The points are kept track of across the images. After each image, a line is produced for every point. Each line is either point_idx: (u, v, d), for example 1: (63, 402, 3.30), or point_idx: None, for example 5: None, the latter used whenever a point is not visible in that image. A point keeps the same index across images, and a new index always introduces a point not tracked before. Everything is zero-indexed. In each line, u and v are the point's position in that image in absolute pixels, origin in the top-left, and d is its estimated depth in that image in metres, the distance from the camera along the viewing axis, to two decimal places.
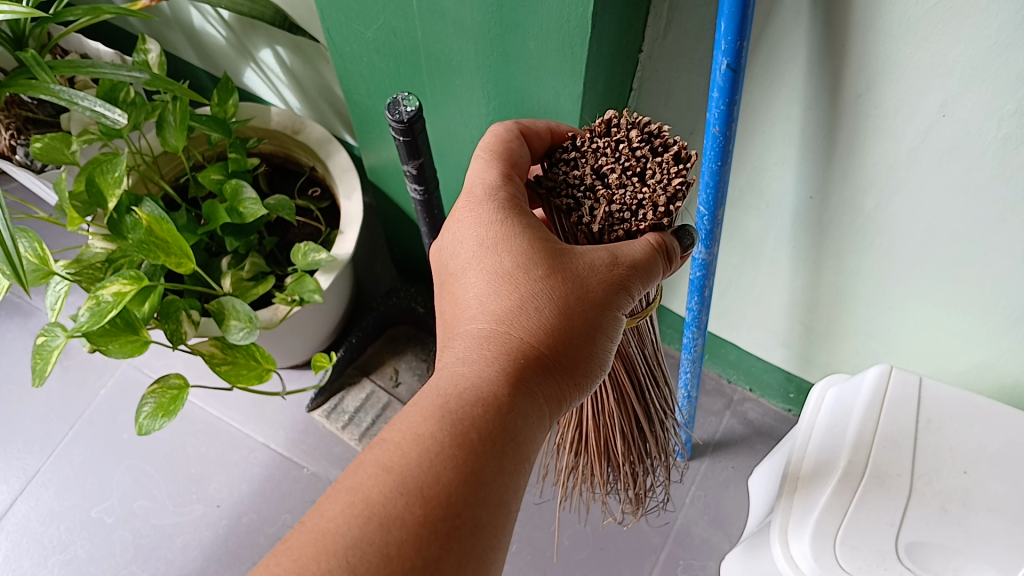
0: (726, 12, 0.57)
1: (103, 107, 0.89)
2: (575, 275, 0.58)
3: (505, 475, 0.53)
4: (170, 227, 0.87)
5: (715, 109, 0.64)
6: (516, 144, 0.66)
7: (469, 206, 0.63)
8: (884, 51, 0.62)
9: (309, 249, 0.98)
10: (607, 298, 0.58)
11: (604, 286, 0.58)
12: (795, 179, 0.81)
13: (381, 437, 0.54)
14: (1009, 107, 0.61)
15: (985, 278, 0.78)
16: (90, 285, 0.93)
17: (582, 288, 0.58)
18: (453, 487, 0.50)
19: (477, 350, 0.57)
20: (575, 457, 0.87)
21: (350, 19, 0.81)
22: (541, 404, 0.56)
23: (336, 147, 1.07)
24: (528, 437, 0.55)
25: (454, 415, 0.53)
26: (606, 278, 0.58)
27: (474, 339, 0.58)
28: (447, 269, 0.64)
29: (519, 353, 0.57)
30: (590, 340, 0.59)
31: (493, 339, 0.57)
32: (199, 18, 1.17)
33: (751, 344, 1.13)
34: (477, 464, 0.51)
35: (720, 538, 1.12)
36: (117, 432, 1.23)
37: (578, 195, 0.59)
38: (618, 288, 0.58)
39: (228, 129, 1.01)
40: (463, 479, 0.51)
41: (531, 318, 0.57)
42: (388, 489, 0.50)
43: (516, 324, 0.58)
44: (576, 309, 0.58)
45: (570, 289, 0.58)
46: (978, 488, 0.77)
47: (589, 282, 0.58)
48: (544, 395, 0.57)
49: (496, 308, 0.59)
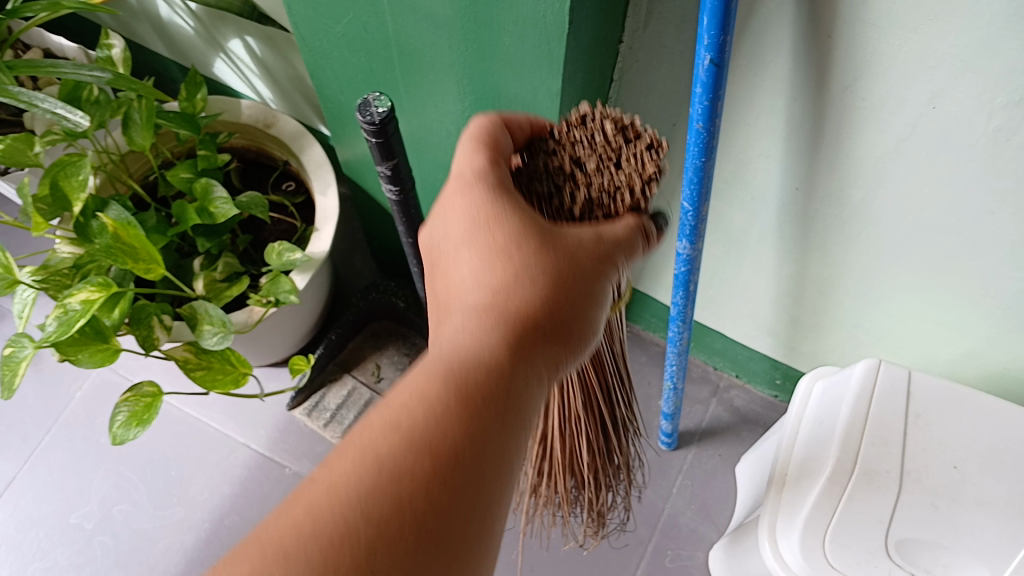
0: (709, 6, 0.54)
1: (64, 109, 0.85)
2: (569, 246, 0.55)
3: (495, 455, 0.49)
4: (138, 232, 0.84)
5: (698, 105, 0.62)
6: (501, 129, 0.60)
7: (462, 179, 0.58)
8: (871, 43, 0.61)
9: (283, 249, 0.95)
10: (594, 275, 0.55)
11: (591, 263, 0.55)
12: (780, 171, 0.79)
13: (368, 416, 0.50)
14: (1000, 99, 0.59)
15: (974, 268, 0.76)
16: (57, 293, 0.89)
17: (572, 265, 0.54)
18: (441, 473, 0.47)
19: (469, 328, 0.53)
20: (538, 467, 0.85)
21: (319, 14, 0.78)
22: (533, 382, 0.53)
23: (310, 142, 1.04)
24: (521, 415, 0.52)
25: (449, 393, 0.49)
26: (593, 255, 0.55)
27: (467, 309, 0.54)
28: (437, 249, 0.59)
29: (512, 331, 0.53)
30: (584, 305, 0.56)
31: (487, 316, 0.53)
32: (165, 8, 1.14)
33: (736, 333, 1.12)
34: (481, 429, 0.49)
35: (707, 527, 1.11)
36: (95, 436, 1.21)
37: (558, 182, 0.57)
38: (603, 267, 0.55)
39: (197, 125, 0.98)
40: (451, 464, 0.47)
41: (524, 295, 0.53)
42: (396, 447, 0.47)
43: (510, 301, 0.53)
44: (565, 287, 0.54)
45: (560, 265, 0.54)
46: (967, 483, 0.75)
47: (577, 260, 0.54)
48: (537, 370, 0.54)
49: (489, 283, 0.54)
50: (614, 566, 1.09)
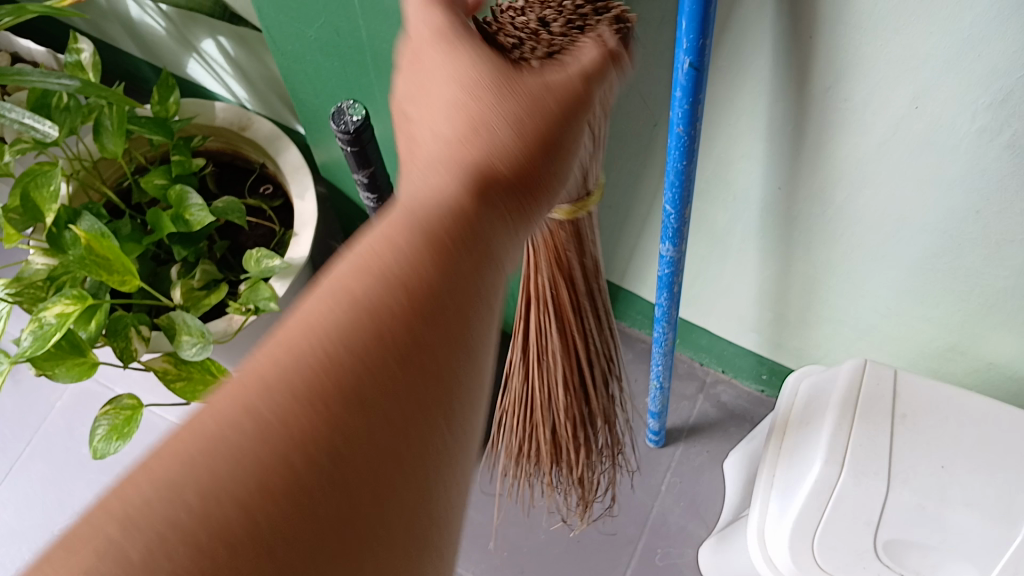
0: (687, 10, 0.53)
1: (32, 120, 0.84)
2: (531, 92, 0.43)
3: (433, 342, 0.39)
4: (111, 243, 0.82)
5: (678, 109, 0.60)
6: None
7: (417, 43, 0.47)
8: (852, 45, 0.59)
9: (261, 255, 0.93)
10: (566, 125, 0.44)
11: (560, 111, 0.43)
12: (762, 171, 0.78)
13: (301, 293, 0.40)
14: (983, 100, 0.58)
15: (959, 266, 0.76)
16: (31, 306, 0.87)
17: (537, 111, 0.43)
18: (362, 356, 0.37)
19: (420, 190, 0.43)
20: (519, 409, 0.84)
21: (291, 18, 0.76)
22: (484, 255, 0.42)
23: (287, 144, 1.02)
24: (467, 295, 0.41)
25: (381, 262, 0.39)
26: (561, 100, 0.44)
27: (427, 167, 0.44)
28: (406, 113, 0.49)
29: (467, 190, 0.42)
30: (555, 163, 0.44)
31: (439, 174, 0.43)
32: (136, 9, 1.11)
33: (721, 330, 1.11)
34: (414, 312, 0.39)
35: (696, 524, 1.11)
36: (76, 446, 1.19)
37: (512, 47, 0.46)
38: (575, 118, 0.44)
39: (169, 130, 0.96)
40: (374, 350, 0.37)
41: (480, 149, 0.43)
42: (308, 327, 0.37)
43: (466, 156, 0.43)
44: (534, 139, 0.43)
45: (522, 109, 0.43)
46: (954, 484, 0.74)
47: (544, 104, 0.43)
48: (494, 241, 0.43)
49: (446, 139, 0.44)
50: (604, 565, 1.09)
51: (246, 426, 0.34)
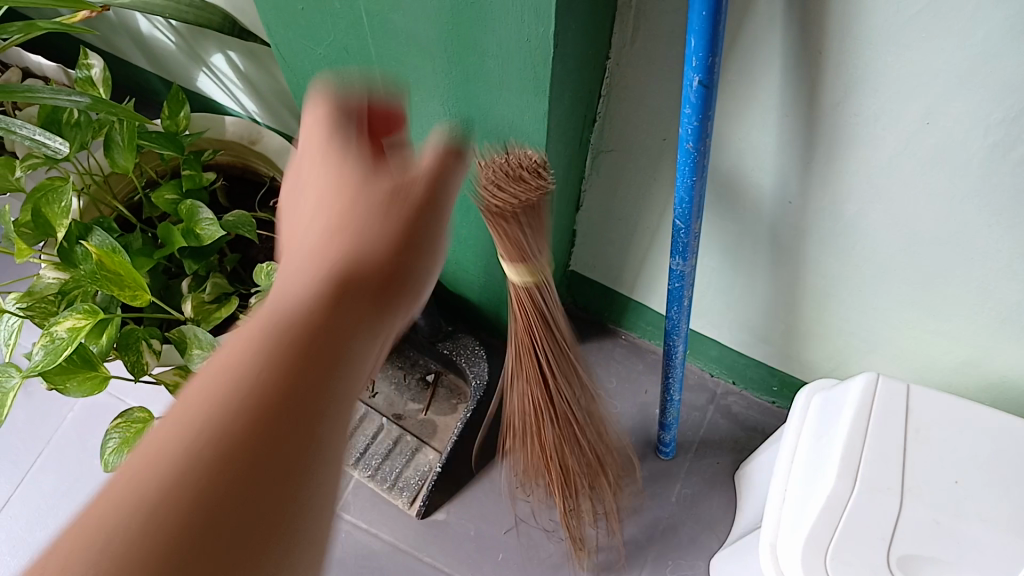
0: (696, 28, 0.53)
1: (43, 136, 0.84)
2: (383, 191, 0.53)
3: (319, 399, 0.44)
4: (122, 259, 0.82)
5: (688, 125, 0.60)
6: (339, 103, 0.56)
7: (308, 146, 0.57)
8: (863, 59, 0.59)
9: (271, 270, 0.93)
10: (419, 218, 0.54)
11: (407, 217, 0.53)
12: (772, 184, 0.78)
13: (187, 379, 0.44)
14: (995, 116, 0.58)
15: (972, 280, 0.75)
16: (43, 320, 0.89)
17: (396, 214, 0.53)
18: (242, 438, 0.41)
19: (292, 283, 0.49)
20: (523, 417, 0.95)
21: (300, 35, 0.76)
22: (358, 329, 0.48)
23: (296, 158, 1.03)
24: (354, 365, 0.47)
25: (261, 345, 0.44)
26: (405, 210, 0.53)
27: (300, 269, 0.50)
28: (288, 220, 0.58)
29: (334, 281, 0.49)
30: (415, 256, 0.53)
31: (315, 274, 0.49)
32: (146, 24, 1.12)
33: (731, 341, 1.11)
34: (295, 384, 0.44)
35: (708, 536, 1.10)
36: (87, 457, 1.19)
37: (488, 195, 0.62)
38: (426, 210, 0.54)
39: (180, 144, 0.96)
40: (253, 432, 0.41)
41: (354, 242, 0.51)
42: (193, 422, 0.40)
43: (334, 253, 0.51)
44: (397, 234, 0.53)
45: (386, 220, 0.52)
46: (969, 498, 0.74)
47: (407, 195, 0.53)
48: (368, 316, 0.49)
49: (325, 228, 0.52)
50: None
51: (115, 539, 0.37)
